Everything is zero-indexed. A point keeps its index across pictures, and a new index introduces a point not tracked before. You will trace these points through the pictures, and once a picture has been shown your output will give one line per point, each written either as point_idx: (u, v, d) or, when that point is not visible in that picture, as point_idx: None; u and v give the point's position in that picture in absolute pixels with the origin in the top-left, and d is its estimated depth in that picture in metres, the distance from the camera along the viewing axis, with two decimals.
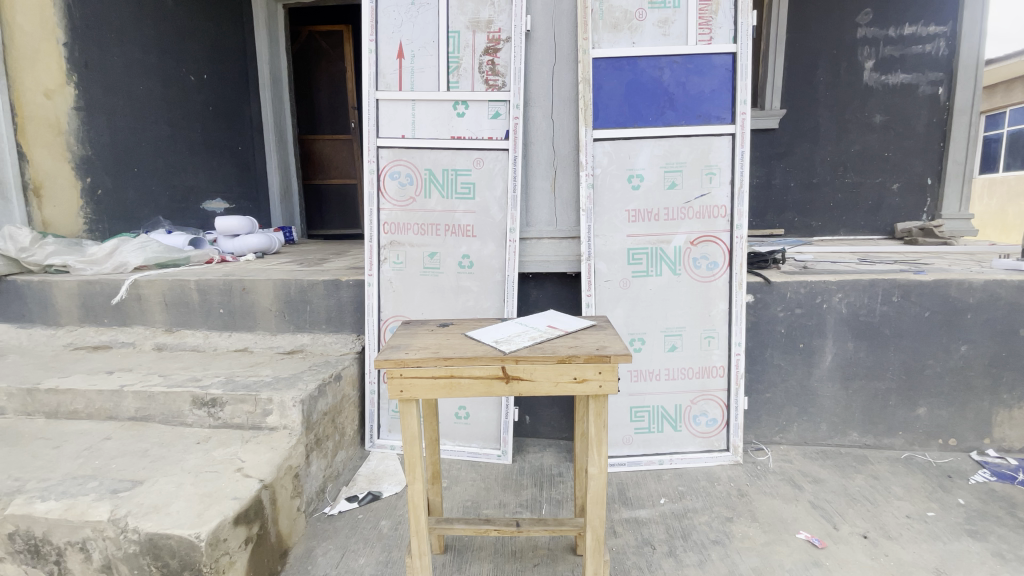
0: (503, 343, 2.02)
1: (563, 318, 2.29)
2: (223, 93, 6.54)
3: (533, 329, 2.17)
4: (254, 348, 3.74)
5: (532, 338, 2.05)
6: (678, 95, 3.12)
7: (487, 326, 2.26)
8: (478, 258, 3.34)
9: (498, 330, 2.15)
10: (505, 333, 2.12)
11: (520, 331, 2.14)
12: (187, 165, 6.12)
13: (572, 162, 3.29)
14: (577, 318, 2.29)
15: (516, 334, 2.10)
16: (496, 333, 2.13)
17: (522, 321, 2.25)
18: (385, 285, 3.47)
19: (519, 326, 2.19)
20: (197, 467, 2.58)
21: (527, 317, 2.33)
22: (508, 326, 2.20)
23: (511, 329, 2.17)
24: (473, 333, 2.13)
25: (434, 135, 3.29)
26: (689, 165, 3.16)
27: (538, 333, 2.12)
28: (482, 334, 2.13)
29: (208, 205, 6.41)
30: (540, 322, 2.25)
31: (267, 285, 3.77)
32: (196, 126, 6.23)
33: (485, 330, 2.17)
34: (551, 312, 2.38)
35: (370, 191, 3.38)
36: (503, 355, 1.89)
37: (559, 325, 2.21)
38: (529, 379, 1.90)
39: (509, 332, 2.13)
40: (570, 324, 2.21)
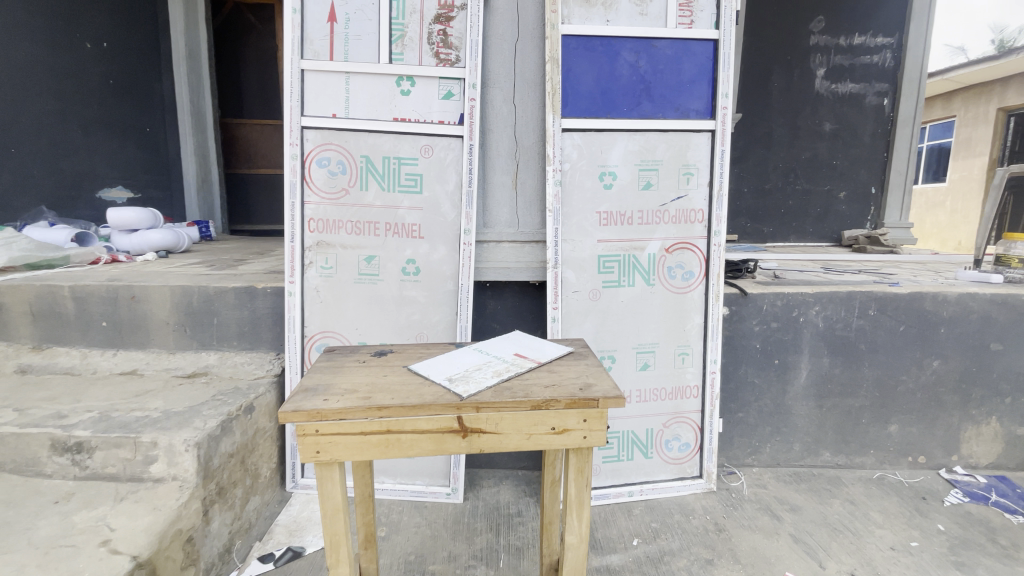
0: (460, 381, 1.55)
1: (534, 344, 1.85)
2: (128, 65, 5.62)
3: (496, 359, 1.71)
4: (144, 370, 3.03)
5: (496, 373, 1.60)
6: (656, 84, 2.76)
7: (437, 356, 1.77)
8: (425, 264, 2.84)
9: (451, 363, 1.69)
10: (461, 367, 1.65)
11: (481, 362, 1.68)
12: (79, 147, 5.19)
13: (536, 154, 2.86)
14: (552, 343, 1.86)
15: (475, 368, 1.64)
16: (450, 367, 1.65)
17: (482, 349, 1.79)
18: (312, 294, 2.90)
19: (478, 356, 1.73)
20: (50, 541, 1.87)
21: (488, 342, 1.88)
22: (465, 357, 1.74)
23: (468, 360, 1.71)
24: (420, 367, 1.65)
25: (373, 116, 2.76)
26: (666, 163, 2.81)
27: (504, 364, 1.66)
28: (430, 368, 1.65)
29: (106, 194, 5.48)
30: (505, 349, 1.80)
31: (163, 293, 3.09)
32: (93, 102, 5.30)
33: (435, 363, 1.69)
34: (518, 336, 1.95)
35: (291, 179, 2.80)
36: (460, 402, 1.43)
37: (530, 353, 1.77)
38: (493, 432, 1.44)
39: (466, 365, 1.66)
40: (545, 352, 1.78)
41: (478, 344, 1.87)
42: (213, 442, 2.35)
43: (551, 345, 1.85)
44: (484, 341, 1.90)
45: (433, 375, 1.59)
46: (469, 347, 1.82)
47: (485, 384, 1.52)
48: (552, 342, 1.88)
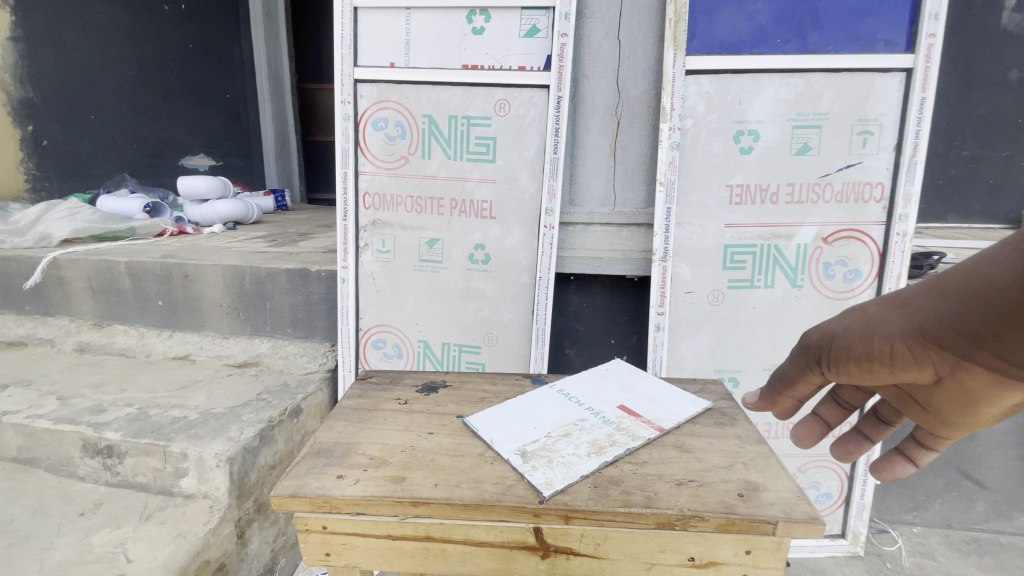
0: (538, 460, 1.01)
1: (646, 390, 1.28)
2: (206, 29, 5.48)
3: (593, 416, 1.15)
4: (197, 356, 2.78)
5: (597, 448, 1.05)
6: (827, 3, 1.94)
7: (500, 399, 1.25)
8: (496, 250, 2.30)
9: (521, 418, 1.15)
10: (538, 428, 1.11)
11: (570, 421, 1.13)
12: (162, 114, 5.08)
13: (645, 109, 2.16)
14: (673, 393, 1.28)
15: (561, 432, 1.09)
16: (521, 427, 1.12)
17: (568, 395, 1.23)
18: (366, 282, 2.47)
19: (564, 408, 1.18)
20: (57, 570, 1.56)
21: (573, 380, 1.32)
22: (542, 407, 1.19)
23: (549, 413, 1.16)
24: (475, 422, 1.13)
25: (438, 63, 2.21)
26: (832, 118, 2.01)
27: (608, 430, 1.11)
28: (490, 425, 1.12)
29: (190, 161, 5.44)
30: (603, 398, 1.23)
31: (215, 272, 2.82)
32: (173, 67, 5.15)
33: (498, 415, 1.16)
34: (618, 369, 1.38)
35: (342, 146, 2.35)
36: (541, 508, 0.90)
37: (644, 407, 1.20)
38: (592, 553, 0.94)
39: (545, 424, 1.12)
40: (667, 410, 1.20)
41: (560, 381, 1.31)
42: (252, 455, 2.02)
43: (672, 395, 1.28)
44: (568, 376, 1.35)
45: (494, 441, 1.06)
46: (548, 388, 1.28)
47: (581, 474, 0.97)
48: (673, 389, 1.30)
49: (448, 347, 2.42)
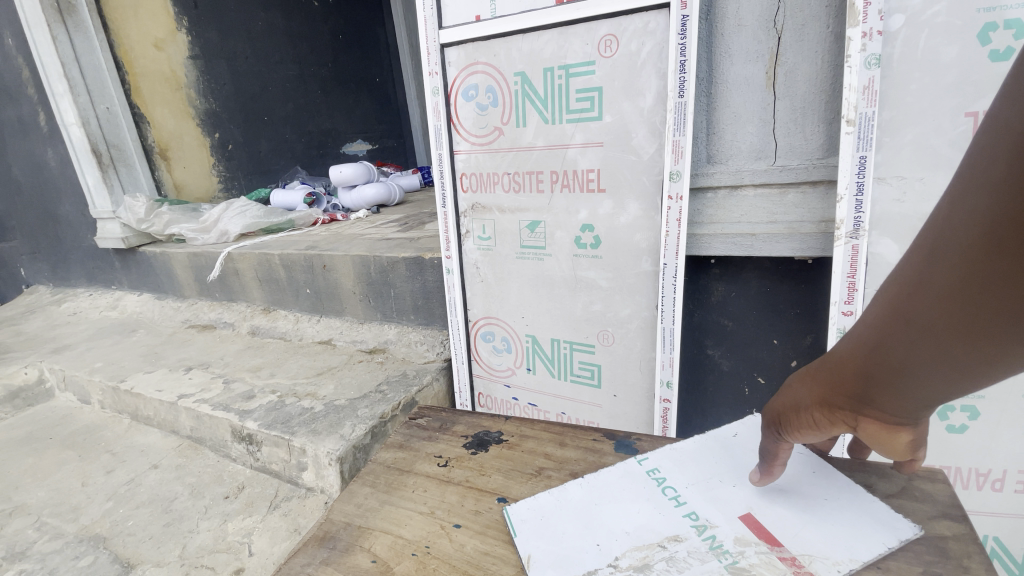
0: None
1: (782, 499, 0.98)
2: (351, 18, 5.75)
3: (693, 537, 0.92)
4: (337, 342, 2.95)
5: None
6: None
7: (571, 483, 1.10)
8: (609, 231, 1.87)
9: (591, 526, 0.97)
10: (604, 547, 0.92)
11: (657, 544, 0.91)
12: (321, 106, 5.53)
13: (821, 10, 1.45)
14: (829, 511, 0.95)
15: (638, 562, 0.88)
16: (585, 542, 0.94)
17: (667, 489, 1.04)
18: (472, 271, 2.27)
19: (653, 515, 0.98)
20: (198, 556, 1.80)
21: (682, 463, 1.12)
22: (624, 507, 1.01)
23: (628, 523, 0.97)
24: (520, 517, 1.01)
25: (527, 5, 1.80)
26: None
27: (711, 568, 0.85)
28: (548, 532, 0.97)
29: (350, 148, 5.93)
30: (715, 502, 0.99)
31: (346, 263, 2.89)
32: (326, 60, 5.54)
33: (559, 513, 1.01)
34: (750, 453, 1.11)
35: (435, 124, 2.12)
36: None
37: (775, 533, 0.91)
38: None
39: (618, 542, 0.93)
40: (812, 542, 0.88)
41: (665, 462, 1.13)
42: (363, 453, 2.02)
43: (822, 512, 0.94)
44: (680, 454, 1.15)
45: (537, 562, 0.90)
46: (641, 473, 1.10)
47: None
48: (827, 503, 0.96)
49: (559, 344, 2.12)
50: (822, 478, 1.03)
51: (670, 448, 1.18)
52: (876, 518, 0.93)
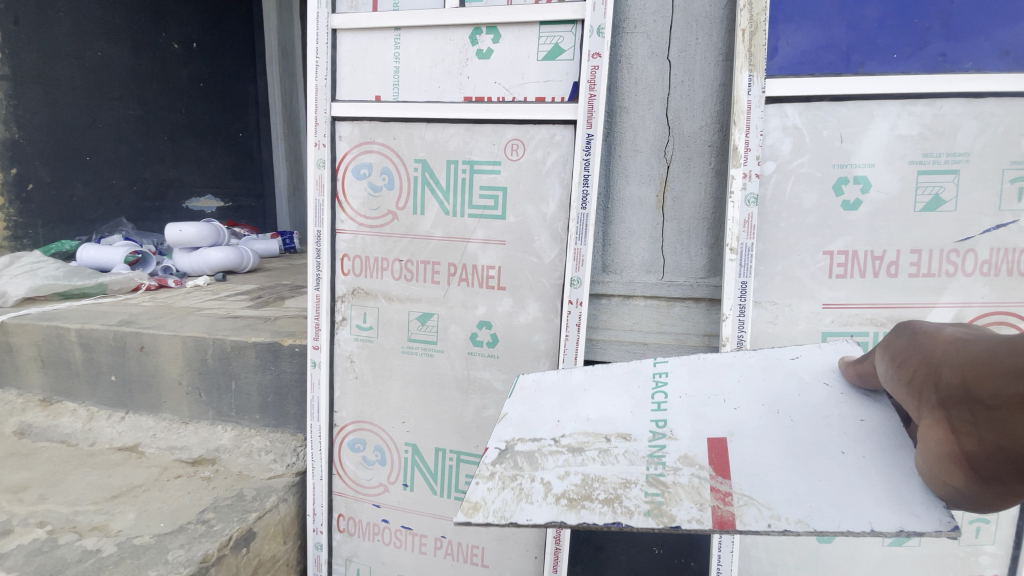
0: (510, 468, 0.82)
1: (780, 438, 0.78)
2: (221, 69, 5.21)
3: (640, 442, 0.81)
4: (147, 448, 2.27)
5: (567, 496, 0.74)
6: (963, 6, 1.41)
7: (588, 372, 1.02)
8: (507, 331, 1.76)
9: (572, 401, 0.95)
10: (561, 423, 0.90)
11: (604, 432, 0.85)
12: (166, 155, 4.77)
13: (705, 148, 1.62)
14: (830, 469, 0.73)
15: (576, 447, 0.83)
16: (553, 417, 0.92)
17: (657, 394, 0.90)
18: (344, 366, 1.96)
19: (623, 411, 0.89)
20: None
21: (702, 374, 0.93)
22: (601, 402, 0.93)
23: (596, 411, 0.91)
24: (517, 398, 1.02)
25: (434, 95, 1.74)
26: (974, 162, 1.45)
27: (630, 469, 0.77)
28: (528, 406, 0.98)
29: (194, 203, 5.09)
30: (694, 417, 0.84)
31: (172, 345, 2.30)
32: (181, 106, 4.86)
33: (554, 388, 1.02)
34: (791, 379, 0.86)
35: (316, 198, 1.88)
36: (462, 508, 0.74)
37: (730, 465, 0.75)
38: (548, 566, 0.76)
39: (573, 422, 0.89)
40: (777, 489, 0.72)
41: (678, 372, 0.96)
42: None
43: (821, 465, 0.74)
44: (704, 363, 0.96)
45: (508, 418, 0.95)
46: (648, 372, 0.97)
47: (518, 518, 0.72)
48: (838, 461, 0.73)
49: (443, 455, 1.88)
50: (874, 434, 0.74)
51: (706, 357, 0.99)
52: (889, 490, 0.67)
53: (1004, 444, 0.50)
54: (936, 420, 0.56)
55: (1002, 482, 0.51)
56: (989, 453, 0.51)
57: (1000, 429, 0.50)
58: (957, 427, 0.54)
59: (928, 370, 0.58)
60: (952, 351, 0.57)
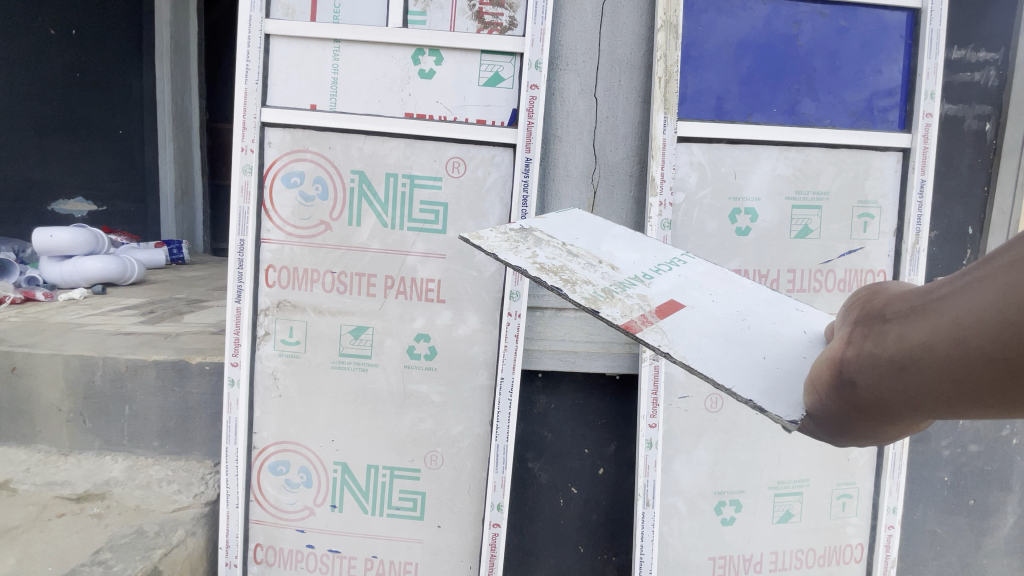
0: (520, 237, 0.97)
1: (725, 327, 0.82)
2: (103, 60, 4.57)
3: (618, 275, 0.89)
4: (19, 485, 1.91)
5: (542, 262, 0.88)
6: (823, 74, 1.75)
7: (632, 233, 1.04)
8: (445, 343, 1.80)
9: (598, 235, 1.02)
10: (577, 241, 0.98)
11: (602, 256, 0.94)
12: (27, 149, 4.13)
13: (627, 177, 1.81)
14: (751, 359, 0.76)
15: (572, 251, 0.94)
16: (574, 232, 1.02)
17: (665, 265, 0.94)
18: (267, 383, 1.86)
19: (630, 257, 0.95)
20: None
21: (722, 280, 0.93)
22: (620, 248, 0.98)
23: (609, 249, 0.97)
24: (563, 216, 1.09)
25: (374, 109, 1.75)
26: (833, 199, 1.79)
27: (597, 279, 0.87)
28: (564, 221, 1.07)
29: (61, 206, 4.39)
30: (676, 288, 0.88)
31: (49, 366, 2.00)
32: (52, 95, 4.23)
33: (598, 226, 1.06)
34: (779, 314, 0.86)
35: (240, 205, 1.78)
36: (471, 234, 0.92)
37: (668, 316, 0.81)
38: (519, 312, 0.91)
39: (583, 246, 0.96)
40: (690, 342, 0.78)
41: (702, 267, 0.95)
42: None
43: (744, 353, 0.78)
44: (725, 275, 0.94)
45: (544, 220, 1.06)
46: (675, 254, 0.98)
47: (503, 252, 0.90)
48: (757, 361, 0.76)
49: (376, 471, 1.85)
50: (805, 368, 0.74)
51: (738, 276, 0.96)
52: (767, 384, 0.73)
53: (873, 352, 0.61)
54: (840, 336, 0.66)
55: (858, 386, 0.62)
56: (860, 359, 0.62)
57: (879, 341, 0.61)
58: (850, 340, 0.64)
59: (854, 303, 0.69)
60: (880, 289, 0.67)
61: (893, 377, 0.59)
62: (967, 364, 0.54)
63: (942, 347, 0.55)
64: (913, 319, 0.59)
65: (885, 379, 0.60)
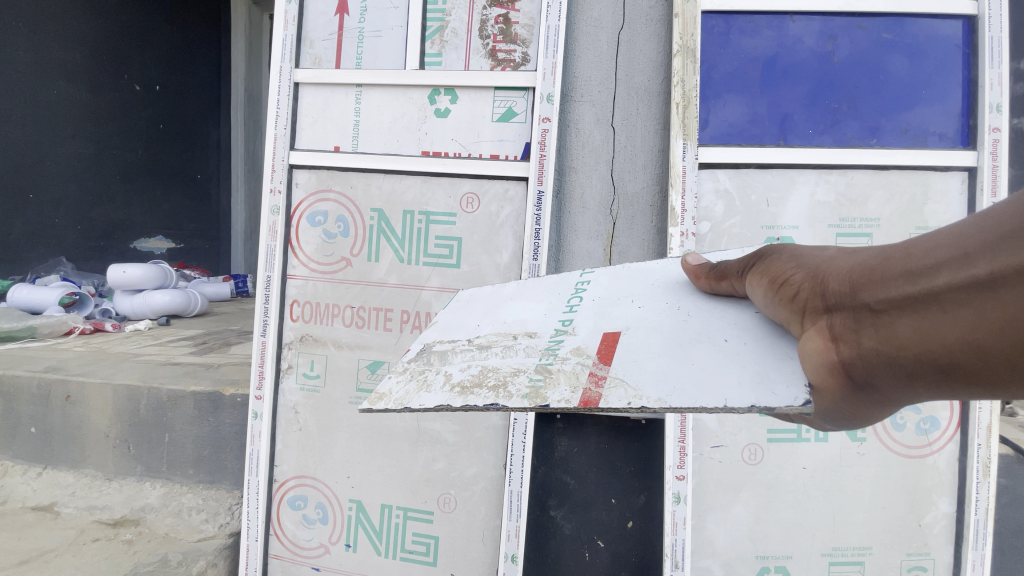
0: (422, 364, 0.88)
1: (669, 330, 0.82)
2: (181, 112, 5.09)
3: (543, 339, 0.86)
4: (63, 508, 2.12)
5: (462, 388, 0.78)
6: (865, 91, 1.60)
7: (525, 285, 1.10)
8: None
9: (491, 314, 1.00)
10: (478, 326, 0.96)
11: (513, 330, 0.91)
12: (116, 194, 4.63)
13: (647, 207, 1.73)
14: (711, 357, 0.75)
15: (483, 346, 0.88)
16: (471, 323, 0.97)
17: (572, 299, 0.97)
18: (288, 417, 1.88)
19: (538, 315, 0.94)
20: None
21: (622, 280, 1.01)
22: (522, 309, 0.99)
23: (513, 315, 0.97)
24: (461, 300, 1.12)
25: (393, 148, 1.79)
26: (887, 226, 1.60)
27: (525, 359, 0.82)
28: (461, 317, 1.02)
29: (144, 244, 4.87)
30: (597, 315, 0.90)
31: (101, 394, 2.16)
32: (137, 146, 4.75)
33: (485, 298, 1.09)
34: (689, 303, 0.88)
35: (268, 243, 1.87)
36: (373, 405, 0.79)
37: (617, 354, 0.79)
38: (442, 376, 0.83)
39: (489, 326, 0.95)
40: (647, 369, 0.75)
41: (603, 277, 1.03)
42: None
43: (698, 351, 0.77)
44: (625, 272, 1.03)
45: (434, 327, 1.01)
46: (577, 279, 1.06)
47: (414, 402, 0.78)
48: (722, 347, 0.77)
49: (390, 511, 1.80)
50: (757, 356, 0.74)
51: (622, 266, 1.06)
52: (755, 375, 0.71)
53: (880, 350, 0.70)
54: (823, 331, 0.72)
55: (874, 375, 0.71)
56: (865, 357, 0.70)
57: (891, 337, 0.69)
58: (842, 337, 0.71)
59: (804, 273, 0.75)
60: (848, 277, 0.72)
61: (914, 369, 0.69)
62: (982, 346, 0.64)
63: (966, 340, 0.65)
64: (918, 318, 0.67)
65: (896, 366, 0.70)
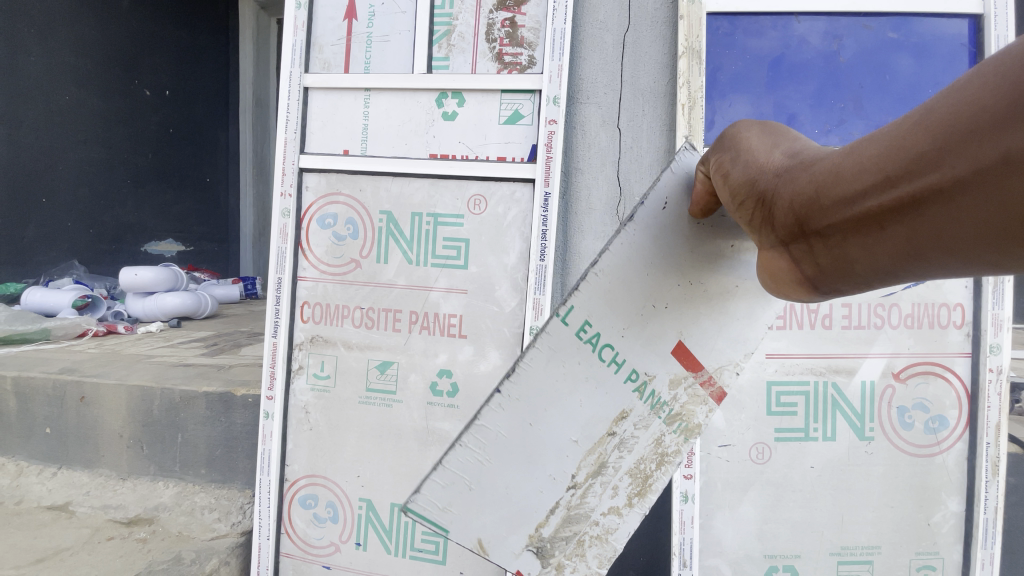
0: (572, 529, 1.03)
1: (702, 304, 0.93)
2: (190, 116, 5.15)
3: (638, 404, 0.99)
4: (78, 507, 2.16)
5: (635, 492, 1.01)
6: (871, 91, 1.60)
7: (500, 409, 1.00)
8: (467, 379, 1.77)
9: (531, 457, 1.01)
10: (551, 470, 1.01)
11: (603, 429, 1.00)
12: (127, 197, 4.69)
13: None
14: (743, 303, 0.92)
15: (594, 466, 1.01)
16: (539, 479, 1.01)
17: (604, 352, 0.97)
18: (299, 417, 1.90)
19: (588, 401, 0.99)
20: None
21: (613, 280, 0.95)
22: (563, 420, 1.00)
23: (567, 430, 1.00)
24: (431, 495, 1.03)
25: (401, 151, 1.81)
26: None
27: (650, 432, 1.00)
28: (501, 497, 1.02)
29: (154, 247, 4.93)
30: (645, 338, 0.96)
31: (115, 395, 2.19)
32: (147, 150, 4.81)
33: (483, 462, 1.01)
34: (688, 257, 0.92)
35: (279, 246, 1.89)
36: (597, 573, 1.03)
37: (696, 359, 0.96)
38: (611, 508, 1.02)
39: (564, 458, 1.01)
40: (722, 352, 0.94)
41: (594, 298, 0.96)
42: None
43: (730, 305, 0.92)
44: (607, 282, 0.95)
45: (491, 525, 1.02)
46: (570, 335, 0.97)
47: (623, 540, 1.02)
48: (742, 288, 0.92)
49: (400, 511, 1.82)
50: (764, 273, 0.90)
51: (586, 275, 0.95)
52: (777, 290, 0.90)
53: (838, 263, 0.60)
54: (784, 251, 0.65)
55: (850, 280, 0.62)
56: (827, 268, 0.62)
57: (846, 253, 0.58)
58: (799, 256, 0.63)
59: (749, 175, 0.66)
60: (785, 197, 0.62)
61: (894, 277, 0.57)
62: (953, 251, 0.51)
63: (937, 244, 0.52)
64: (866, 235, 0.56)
65: (863, 280, 0.59)
